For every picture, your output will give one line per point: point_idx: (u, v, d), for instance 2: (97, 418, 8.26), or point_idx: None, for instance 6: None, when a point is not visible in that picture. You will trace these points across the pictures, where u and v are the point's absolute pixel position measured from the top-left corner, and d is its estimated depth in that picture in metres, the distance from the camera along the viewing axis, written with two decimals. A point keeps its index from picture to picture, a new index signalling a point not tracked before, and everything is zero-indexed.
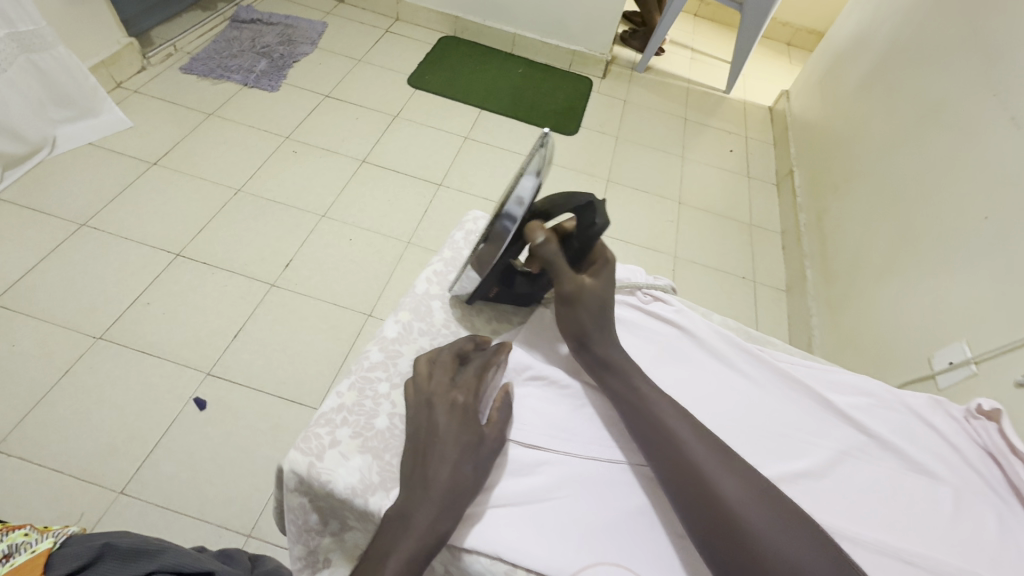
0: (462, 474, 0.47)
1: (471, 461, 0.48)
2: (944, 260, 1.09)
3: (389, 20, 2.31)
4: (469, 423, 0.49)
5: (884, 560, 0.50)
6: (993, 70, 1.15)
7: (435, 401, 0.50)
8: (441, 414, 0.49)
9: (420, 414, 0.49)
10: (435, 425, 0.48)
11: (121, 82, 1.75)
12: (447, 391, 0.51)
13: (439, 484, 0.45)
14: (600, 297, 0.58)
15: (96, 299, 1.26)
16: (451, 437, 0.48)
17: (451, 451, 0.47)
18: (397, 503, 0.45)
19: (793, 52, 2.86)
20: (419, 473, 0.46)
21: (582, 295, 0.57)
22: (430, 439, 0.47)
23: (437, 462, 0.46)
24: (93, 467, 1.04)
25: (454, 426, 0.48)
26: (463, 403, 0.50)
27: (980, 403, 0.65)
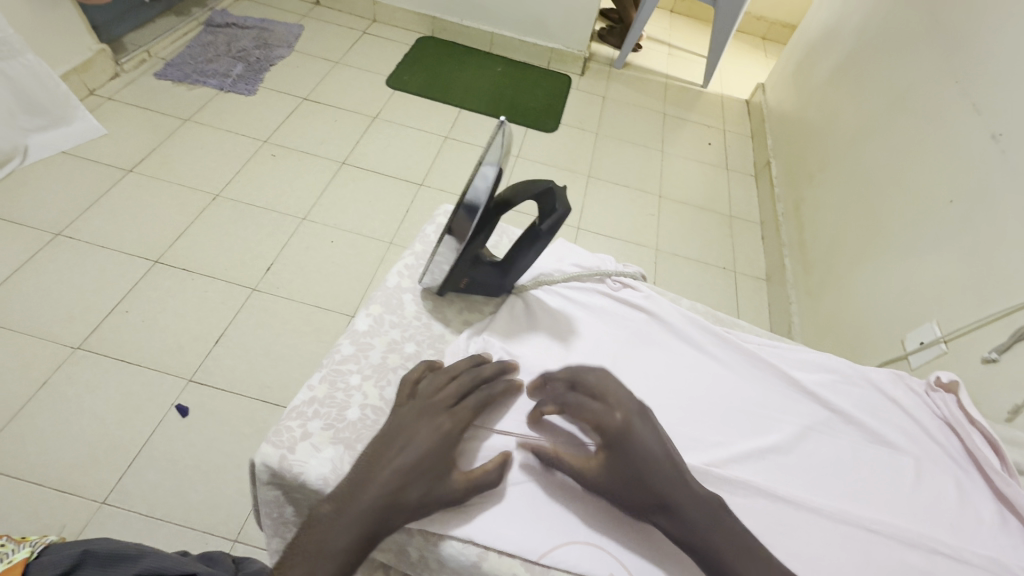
0: (403, 497, 0.45)
1: (419, 488, 0.46)
2: (912, 244, 1.12)
3: (366, 22, 2.31)
4: (439, 449, 0.48)
5: (845, 529, 0.53)
6: (953, 57, 1.18)
7: (422, 419, 0.50)
8: (421, 431, 0.49)
9: (407, 419, 0.50)
10: (409, 440, 0.48)
11: (94, 89, 1.72)
12: (438, 414, 0.50)
13: (375, 498, 0.44)
14: (626, 471, 0.48)
15: (73, 308, 1.24)
16: (417, 460, 0.47)
17: (408, 475, 0.46)
18: (331, 503, 0.45)
19: (768, 46, 2.91)
20: (363, 479, 0.46)
21: (600, 481, 0.49)
22: (395, 450, 0.47)
23: (386, 476, 0.46)
24: (74, 478, 1.03)
25: (424, 451, 0.47)
26: (445, 431, 0.49)
27: (939, 376, 0.68)
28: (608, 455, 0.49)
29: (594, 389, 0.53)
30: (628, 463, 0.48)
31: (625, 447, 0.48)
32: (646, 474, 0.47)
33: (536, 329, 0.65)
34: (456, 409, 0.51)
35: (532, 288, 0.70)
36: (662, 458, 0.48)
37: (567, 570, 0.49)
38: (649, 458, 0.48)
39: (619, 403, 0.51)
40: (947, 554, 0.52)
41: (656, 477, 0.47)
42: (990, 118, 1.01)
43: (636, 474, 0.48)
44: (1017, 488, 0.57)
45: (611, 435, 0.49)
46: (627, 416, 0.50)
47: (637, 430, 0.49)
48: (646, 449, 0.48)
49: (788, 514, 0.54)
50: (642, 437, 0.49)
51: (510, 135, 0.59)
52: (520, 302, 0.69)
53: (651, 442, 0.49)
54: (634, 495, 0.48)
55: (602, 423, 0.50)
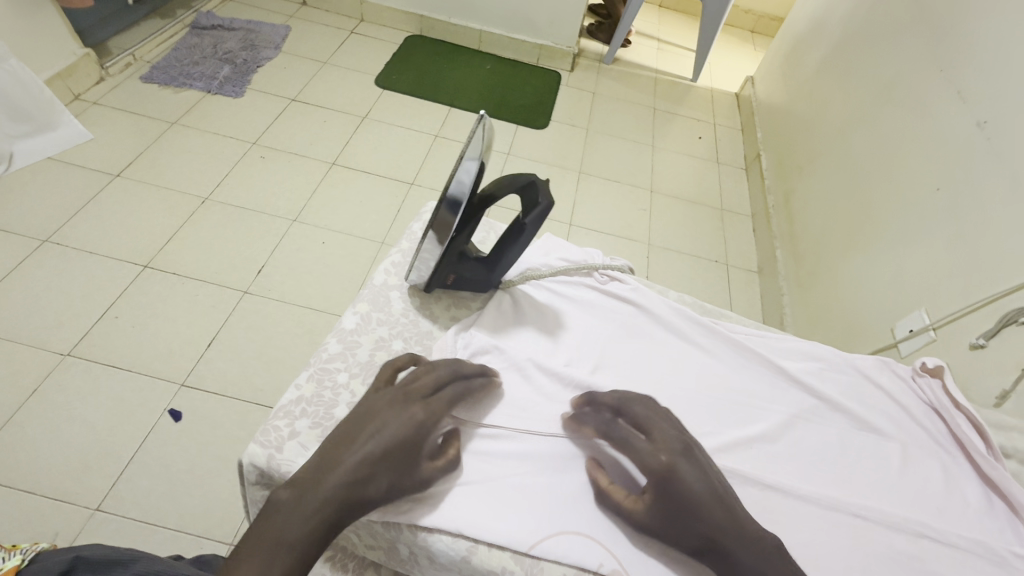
0: (369, 487, 0.44)
1: (387, 478, 0.46)
2: (900, 233, 1.13)
3: (354, 22, 2.30)
4: (411, 439, 0.48)
5: (833, 515, 0.54)
6: (939, 45, 1.19)
7: (395, 406, 0.49)
8: (395, 419, 0.48)
9: (381, 406, 0.49)
10: (382, 428, 0.47)
11: (79, 94, 1.71)
12: (412, 403, 0.50)
13: (341, 486, 0.43)
14: (672, 515, 0.46)
15: (62, 314, 1.23)
16: (387, 447, 0.46)
17: (378, 465, 0.45)
18: (292, 489, 0.43)
19: (757, 39, 2.92)
20: (330, 465, 0.44)
21: (648, 525, 0.48)
22: (367, 437, 0.46)
23: (355, 464, 0.45)
24: (66, 485, 1.02)
25: (396, 440, 0.47)
26: (418, 421, 0.48)
27: (924, 361, 0.69)
28: (653, 494, 0.48)
29: (640, 422, 0.52)
30: (671, 505, 0.46)
31: (669, 489, 0.47)
32: (693, 517, 0.45)
33: (525, 324, 0.67)
34: (431, 400, 0.51)
35: (520, 283, 0.71)
36: (708, 500, 0.46)
37: (557, 560, 0.49)
38: (694, 501, 0.46)
39: (663, 440, 0.49)
40: (932, 537, 0.53)
41: (700, 518, 0.45)
42: (974, 106, 1.02)
43: (679, 516, 0.46)
44: (1002, 471, 0.58)
45: (654, 477, 0.47)
46: (672, 456, 0.48)
47: (681, 472, 0.47)
48: (689, 489, 0.46)
49: (775, 501, 0.54)
50: (687, 480, 0.46)
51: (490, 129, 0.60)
52: (508, 298, 0.69)
53: (697, 485, 0.46)
54: (682, 538, 0.46)
55: (645, 462, 0.48)
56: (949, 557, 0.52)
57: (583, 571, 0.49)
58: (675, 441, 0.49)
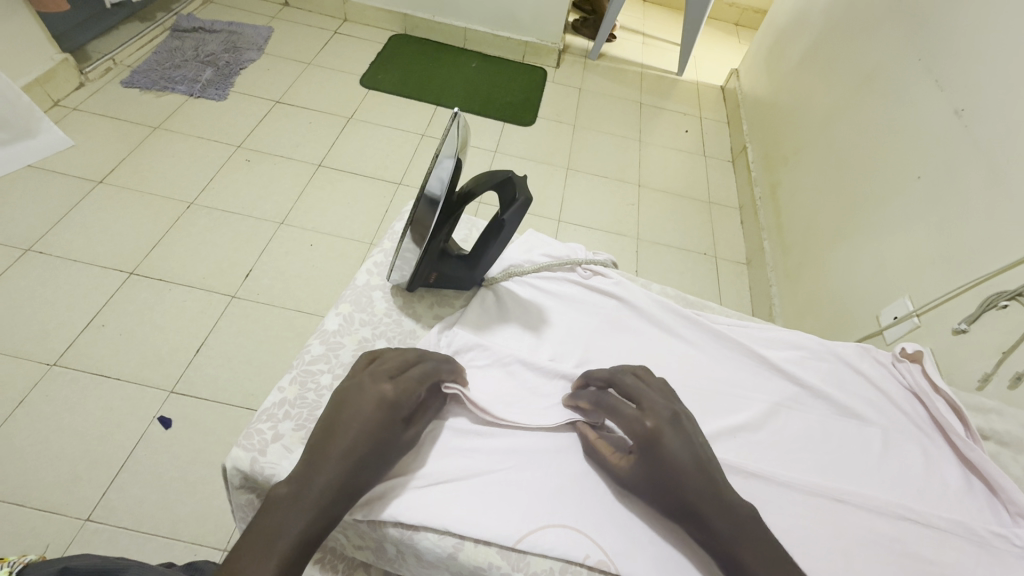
0: (358, 478, 0.45)
1: (373, 464, 0.47)
2: (882, 222, 1.14)
3: (337, 22, 2.28)
4: (389, 420, 0.48)
5: (814, 500, 0.55)
6: (919, 34, 1.19)
7: (367, 389, 0.49)
8: (370, 402, 0.48)
9: (350, 392, 0.49)
10: (357, 412, 0.47)
11: (58, 100, 1.68)
12: (381, 382, 0.50)
13: (333, 478, 0.44)
14: (654, 479, 0.48)
15: (47, 324, 1.22)
16: (366, 429, 0.47)
17: (361, 450, 0.46)
18: (292, 484, 0.43)
19: (742, 32, 2.93)
20: (319, 459, 0.45)
21: (634, 486, 0.50)
22: (347, 425, 0.47)
23: (342, 454, 0.45)
24: (56, 496, 1.01)
25: (375, 424, 0.47)
26: (389, 399, 0.49)
27: (904, 347, 0.70)
28: (639, 458, 0.50)
29: (630, 393, 0.54)
30: (654, 470, 0.48)
31: (653, 454, 0.48)
32: (673, 483, 0.47)
33: (508, 321, 0.68)
34: (398, 378, 0.51)
35: (502, 279, 0.72)
36: (689, 468, 0.47)
37: (543, 553, 0.49)
38: (675, 469, 0.47)
39: (650, 408, 0.51)
40: (913, 519, 0.54)
41: (680, 486, 0.46)
42: (952, 94, 1.03)
43: (660, 481, 0.47)
44: (980, 452, 0.59)
45: (640, 443, 0.49)
46: (658, 424, 0.49)
47: (665, 441, 0.48)
48: (672, 456, 0.47)
49: (758, 488, 0.55)
50: (670, 448, 0.48)
51: (464, 128, 0.62)
52: (491, 295, 0.70)
53: (680, 453, 0.47)
54: (663, 502, 0.48)
55: (632, 428, 0.50)
56: (930, 538, 0.53)
57: (569, 564, 0.50)
58: (663, 410, 0.51)
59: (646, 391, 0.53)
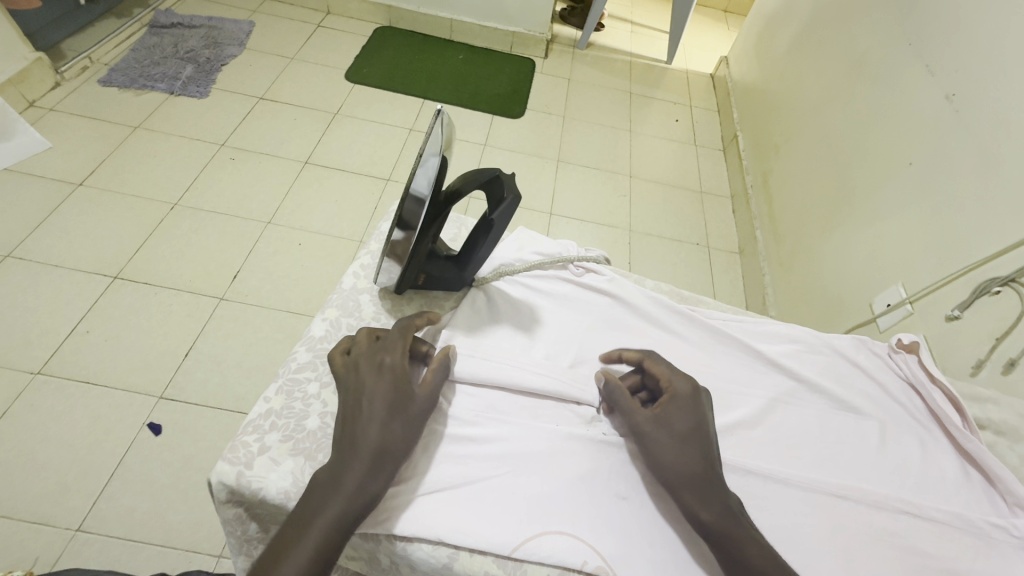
0: (390, 435, 0.47)
1: (399, 420, 0.48)
2: (872, 210, 1.14)
3: (320, 14, 2.23)
4: (394, 378, 0.51)
5: (811, 496, 0.55)
6: (908, 18, 1.18)
7: (364, 364, 0.52)
8: (369, 374, 0.51)
9: (349, 375, 0.52)
10: (362, 386, 0.50)
11: (34, 100, 1.64)
12: (377, 353, 0.53)
13: (366, 445, 0.46)
14: (681, 430, 0.51)
15: (30, 332, 1.19)
16: (378, 393, 0.49)
17: (382, 408, 0.48)
18: (328, 466, 0.46)
19: (730, 18, 2.90)
20: (347, 437, 0.47)
21: (655, 428, 0.51)
22: (354, 402, 0.49)
23: (364, 424, 0.48)
24: (46, 507, 0.99)
25: (383, 386, 0.50)
26: (389, 362, 0.52)
27: (901, 337, 0.70)
28: (673, 408, 0.52)
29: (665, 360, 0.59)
30: (683, 420, 0.51)
31: (695, 405, 0.52)
32: (699, 439, 0.50)
33: (500, 321, 0.67)
34: (390, 343, 0.54)
35: (493, 279, 0.71)
36: (709, 432, 0.52)
37: (540, 561, 0.49)
38: (700, 426, 0.51)
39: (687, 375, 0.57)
40: (911, 513, 0.55)
41: (700, 444, 0.50)
42: (943, 79, 1.02)
43: (688, 431, 0.51)
44: (977, 443, 0.59)
45: (680, 394, 0.53)
46: (696, 387, 0.55)
47: (701, 401, 0.53)
48: (706, 416, 0.53)
49: (757, 487, 0.55)
50: (700, 407, 0.53)
51: (448, 126, 0.60)
52: (481, 295, 0.69)
53: (706, 415, 0.53)
54: (679, 455, 0.49)
55: (675, 382, 0.54)
56: (927, 531, 0.54)
57: (567, 570, 0.49)
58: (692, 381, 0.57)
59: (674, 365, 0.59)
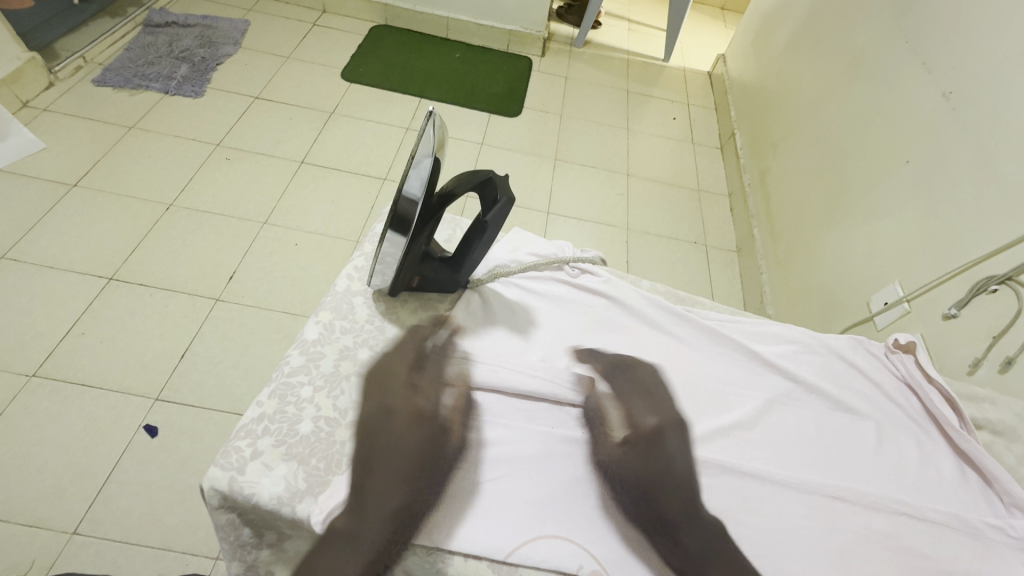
0: (413, 493, 0.52)
1: (423, 478, 0.53)
2: (868, 208, 1.14)
3: (316, 13, 2.22)
4: (430, 433, 0.55)
5: (808, 497, 0.55)
6: (905, 16, 1.18)
7: (397, 414, 0.57)
8: (400, 429, 0.56)
9: (377, 422, 0.56)
10: (392, 440, 0.55)
11: (28, 101, 1.62)
12: (408, 403, 0.57)
13: (388, 504, 0.51)
14: (648, 473, 0.55)
15: (25, 334, 1.18)
16: (405, 449, 0.54)
17: (416, 466, 0.53)
18: (348, 518, 0.50)
19: (727, 16, 2.90)
20: (370, 488, 0.52)
21: (620, 469, 0.55)
22: (385, 456, 0.54)
23: (385, 481, 0.52)
24: (41, 510, 0.99)
25: (418, 445, 0.54)
26: (420, 415, 0.56)
27: (897, 337, 0.70)
28: (640, 449, 0.56)
29: (641, 389, 0.62)
30: (653, 462, 0.56)
31: (662, 446, 0.57)
32: (662, 481, 0.55)
33: (495, 322, 0.67)
34: (422, 391, 0.59)
35: (488, 281, 0.71)
36: (676, 474, 0.55)
37: (535, 566, 0.48)
38: (666, 470, 0.56)
39: (662, 409, 0.60)
40: (907, 514, 0.55)
41: (668, 490, 0.54)
42: (940, 77, 1.02)
43: (655, 475, 0.55)
44: (973, 443, 0.60)
45: (644, 433, 0.58)
46: (668, 424, 0.59)
47: (665, 442, 0.58)
48: (675, 455, 0.57)
49: (755, 488, 0.56)
50: (665, 449, 0.57)
51: (440, 126, 0.59)
52: (477, 296, 0.69)
53: (674, 456, 0.57)
54: (643, 499, 0.53)
55: (644, 422, 0.59)
56: (924, 532, 0.54)
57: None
58: (669, 415, 0.60)
59: (649, 394, 0.62)
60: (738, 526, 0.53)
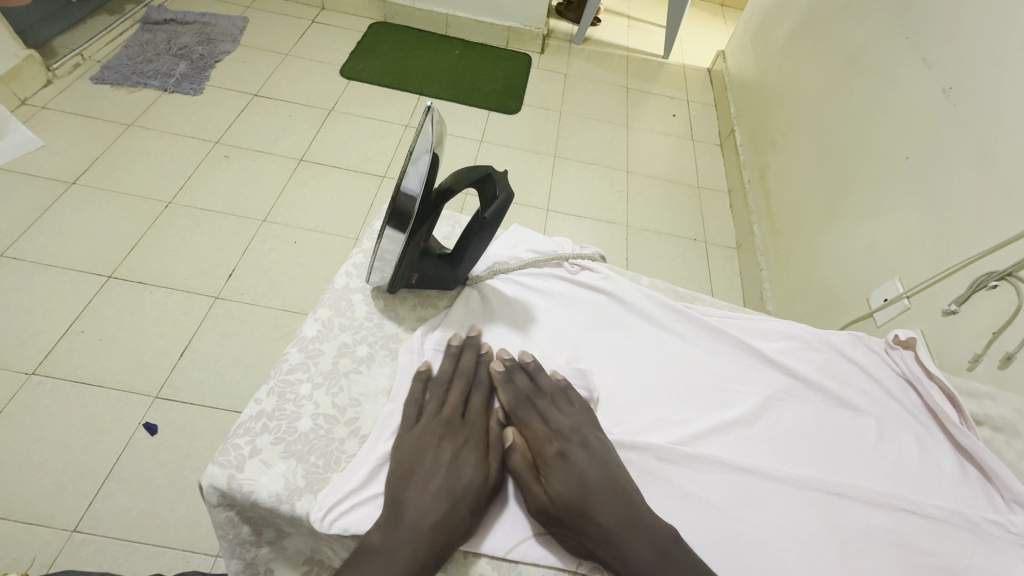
0: (453, 516, 0.49)
1: (468, 503, 0.50)
2: (868, 205, 1.14)
3: (314, 10, 2.21)
4: (475, 457, 0.53)
5: (808, 493, 0.56)
6: (905, 11, 1.17)
7: (445, 436, 0.54)
8: (446, 448, 0.53)
9: (426, 441, 0.53)
10: (437, 460, 0.52)
11: (25, 98, 1.62)
12: (456, 427, 0.55)
13: (427, 522, 0.48)
14: (565, 497, 0.50)
15: (24, 332, 1.18)
16: (450, 471, 0.51)
17: (462, 488, 0.50)
18: (381, 532, 0.47)
19: (727, 12, 2.89)
20: (404, 506, 0.49)
21: (549, 508, 0.50)
22: (429, 471, 0.51)
23: (426, 499, 0.49)
24: (41, 508, 0.99)
25: (469, 468, 0.52)
26: (469, 440, 0.54)
27: (898, 333, 0.70)
28: (549, 480, 0.52)
29: (541, 411, 0.57)
30: (563, 485, 0.51)
31: (563, 468, 0.52)
32: (581, 498, 0.50)
33: (494, 320, 0.67)
34: (469, 418, 0.57)
35: (487, 278, 0.71)
36: (594, 487, 0.50)
37: (535, 562, 0.51)
38: (582, 483, 0.51)
39: (558, 427, 0.55)
40: (908, 510, 0.55)
41: (596, 504, 0.49)
42: (940, 73, 1.01)
43: (570, 500, 0.50)
44: (974, 439, 0.59)
45: (547, 458, 0.53)
46: (566, 444, 0.54)
47: (570, 456, 0.53)
48: (582, 471, 0.52)
49: (755, 485, 0.56)
50: (574, 463, 0.52)
51: (438, 122, 0.59)
52: (476, 293, 0.69)
53: (583, 469, 0.52)
54: (580, 529, 0.48)
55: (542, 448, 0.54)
56: (925, 528, 0.54)
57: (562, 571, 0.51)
58: (571, 432, 0.55)
59: (546, 411, 0.57)
60: (737, 522, 0.53)
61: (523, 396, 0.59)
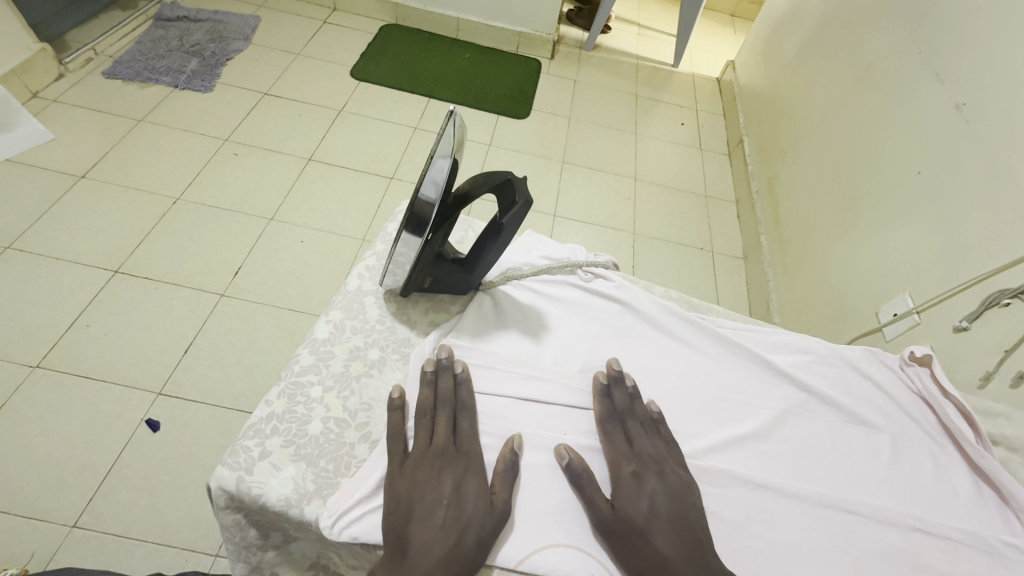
0: (460, 547, 0.47)
1: (473, 534, 0.49)
2: (878, 218, 1.13)
3: (327, 11, 2.22)
4: (472, 488, 0.51)
5: (821, 512, 0.55)
6: (917, 26, 1.18)
7: (434, 471, 0.52)
8: (442, 483, 0.51)
9: (421, 476, 0.52)
10: (428, 493, 0.50)
11: (37, 91, 1.62)
12: (450, 458, 0.54)
13: (431, 555, 0.46)
14: (628, 518, 0.51)
15: (30, 325, 1.18)
16: (449, 503, 0.50)
17: (470, 518, 0.49)
18: (385, 565, 0.46)
19: (737, 23, 2.89)
20: (405, 541, 0.47)
21: (610, 523, 0.51)
22: (430, 504, 0.50)
23: (427, 532, 0.48)
24: (41, 503, 0.98)
25: (472, 498, 0.51)
26: (463, 471, 0.53)
27: (913, 350, 0.70)
28: (620, 498, 0.52)
29: (628, 431, 0.58)
30: (636, 505, 0.52)
31: (638, 491, 0.53)
32: (646, 522, 0.50)
33: (508, 327, 0.67)
34: (462, 445, 0.55)
35: (500, 284, 0.71)
36: (661, 515, 0.51)
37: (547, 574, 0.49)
38: (650, 510, 0.51)
39: (641, 449, 0.56)
40: (923, 530, 0.54)
41: (658, 531, 0.50)
42: (953, 88, 1.01)
43: (637, 521, 0.50)
44: (991, 460, 0.59)
45: (622, 476, 0.54)
46: (641, 467, 0.55)
47: (643, 480, 0.53)
48: (653, 499, 0.52)
49: (768, 501, 0.55)
50: (646, 488, 0.53)
51: (460, 127, 0.59)
52: (488, 299, 0.69)
53: (655, 495, 0.52)
54: (635, 549, 0.49)
55: (620, 463, 0.55)
56: (941, 547, 0.53)
57: None
58: (654, 457, 0.56)
59: (638, 429, 0.58)
60: (751, 539, 0.53)
61: (614, 411, 0.60)
